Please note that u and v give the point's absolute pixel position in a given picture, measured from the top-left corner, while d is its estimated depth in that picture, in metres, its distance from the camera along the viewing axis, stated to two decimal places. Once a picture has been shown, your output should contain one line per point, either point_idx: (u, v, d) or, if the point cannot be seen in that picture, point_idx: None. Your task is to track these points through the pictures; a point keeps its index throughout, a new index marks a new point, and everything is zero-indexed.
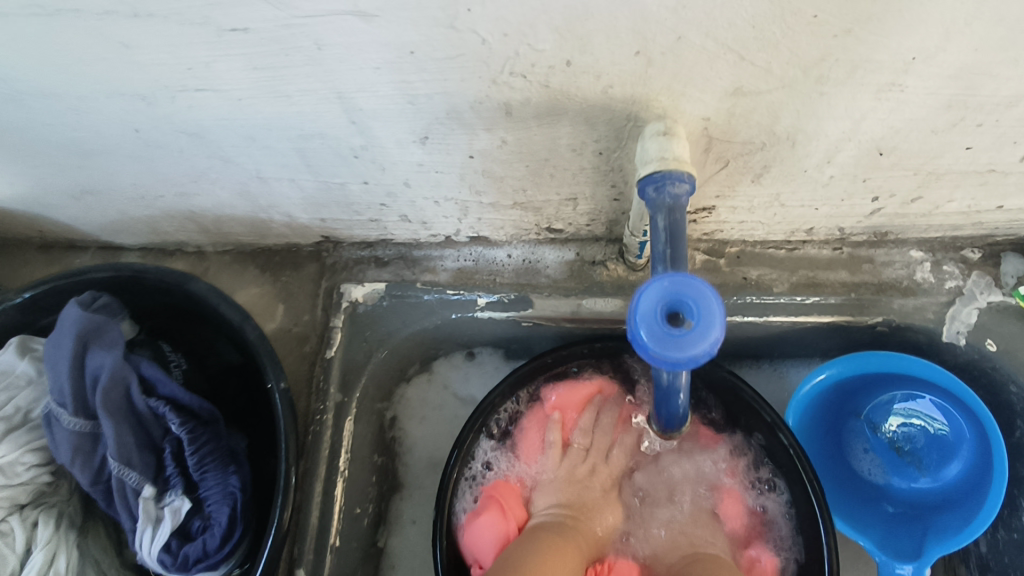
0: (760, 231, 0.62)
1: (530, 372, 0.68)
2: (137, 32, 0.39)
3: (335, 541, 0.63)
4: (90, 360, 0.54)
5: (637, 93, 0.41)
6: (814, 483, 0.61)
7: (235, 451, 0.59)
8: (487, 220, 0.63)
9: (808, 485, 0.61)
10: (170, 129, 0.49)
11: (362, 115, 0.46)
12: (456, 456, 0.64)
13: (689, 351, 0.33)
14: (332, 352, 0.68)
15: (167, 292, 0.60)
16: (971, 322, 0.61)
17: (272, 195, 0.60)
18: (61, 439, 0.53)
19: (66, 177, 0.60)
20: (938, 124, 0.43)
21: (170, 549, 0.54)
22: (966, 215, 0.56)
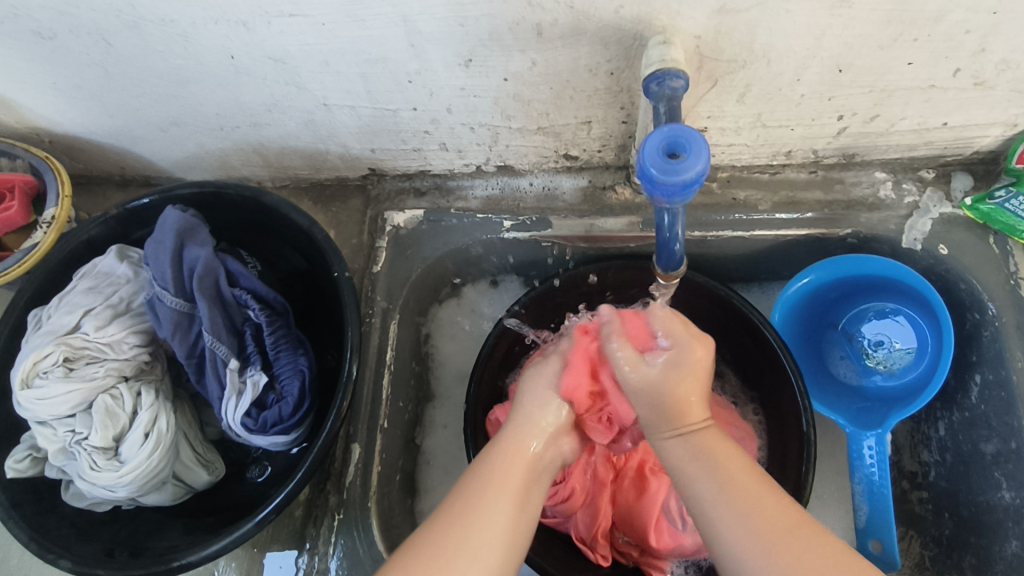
0: (746, 155, 0.73)
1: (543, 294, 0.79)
2: None
3: (384, 423, 0.73)
4: (186, 253, 0.65)
5: (643, 12, 0.52)
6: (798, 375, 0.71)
7: (302, 339, 0.70)
8: (514, 148, 0.74)
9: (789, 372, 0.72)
10: (258, 56, 0.61)
11: (421, 38, 0.57)
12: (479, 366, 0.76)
13: (681, 176, 0.41)
14: (378, 268, 0.79)
15: (244, 207, 0.72)
16: (926, 230, 0.72)
17: (333, 124, 0.71)
18: (163, 316, 0.64)
19: (159, 109, 0.70)
20: (882, 40, 0.54)
21: (250, 414, 0.65)
22: (918, 133, 0.67)
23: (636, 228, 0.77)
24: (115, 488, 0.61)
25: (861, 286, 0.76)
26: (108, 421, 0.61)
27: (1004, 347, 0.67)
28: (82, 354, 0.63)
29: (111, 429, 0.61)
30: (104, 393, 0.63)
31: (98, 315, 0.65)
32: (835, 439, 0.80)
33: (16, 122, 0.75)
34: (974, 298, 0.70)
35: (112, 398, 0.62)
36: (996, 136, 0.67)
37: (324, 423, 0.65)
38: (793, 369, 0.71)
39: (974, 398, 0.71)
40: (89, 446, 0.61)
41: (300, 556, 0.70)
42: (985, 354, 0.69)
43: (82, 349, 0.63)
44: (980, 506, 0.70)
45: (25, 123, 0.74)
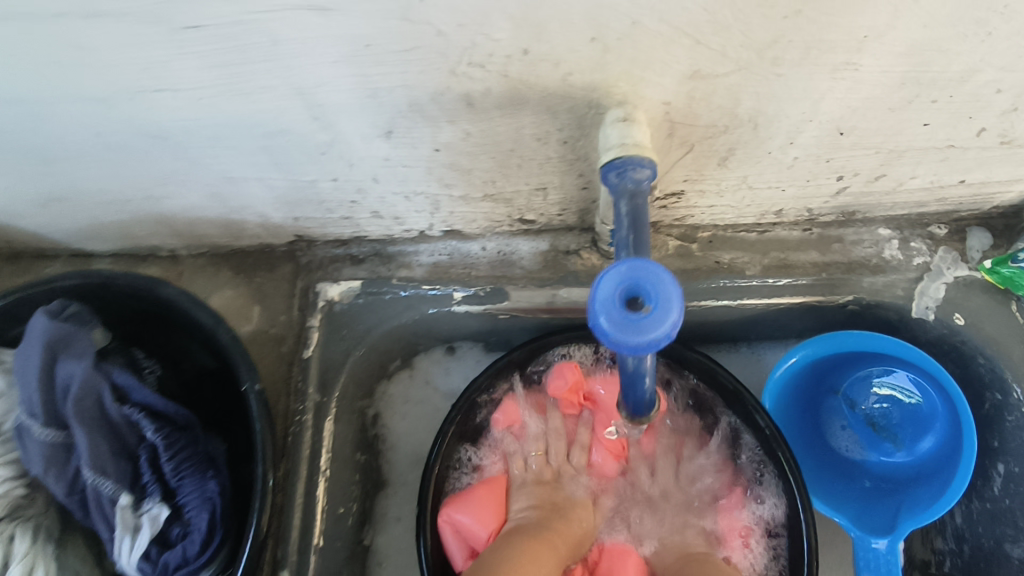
0: (730, 215, 0.63)
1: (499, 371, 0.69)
2: (93, 35, 0.39)
3: (319, 541, 0.63)
4: (60, 369, 0.53)
5: (596, 80, 0.41)
6: (794, 466, 0.62)
7: (213, 456, 0.59)
8: (460, 214, 0.63)
9: (784, 464, 0.63)
10: (133, 133, 0.49)
11: (326, 110, 0.45)
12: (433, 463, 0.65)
13: (643, 344, 0.31)
14: (308, 352, 0.67)
15: (138, 298, 0.60)
16: (939, 296, 0.62)
17: (242, 195, 0.60)
18: (32, 450, 0.53)
19: (30, 185, 0.59)
20: (894, 102, 0.43)
21: (149, 557, 0.54)
22: (931, 191, 0.57)
23: None
24: None
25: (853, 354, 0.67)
26: None
27: None
28: None
29: None
30: None
31: None
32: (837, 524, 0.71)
33: None
34: (994, 375, 0.61)
35: None
36: (1020, 192, 0.57)
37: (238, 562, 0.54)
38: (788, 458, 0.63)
39: (996, 490, 0.62)
40: None
41: None
42: (1009, 441, 0.60)
43: None
44: None
45: None
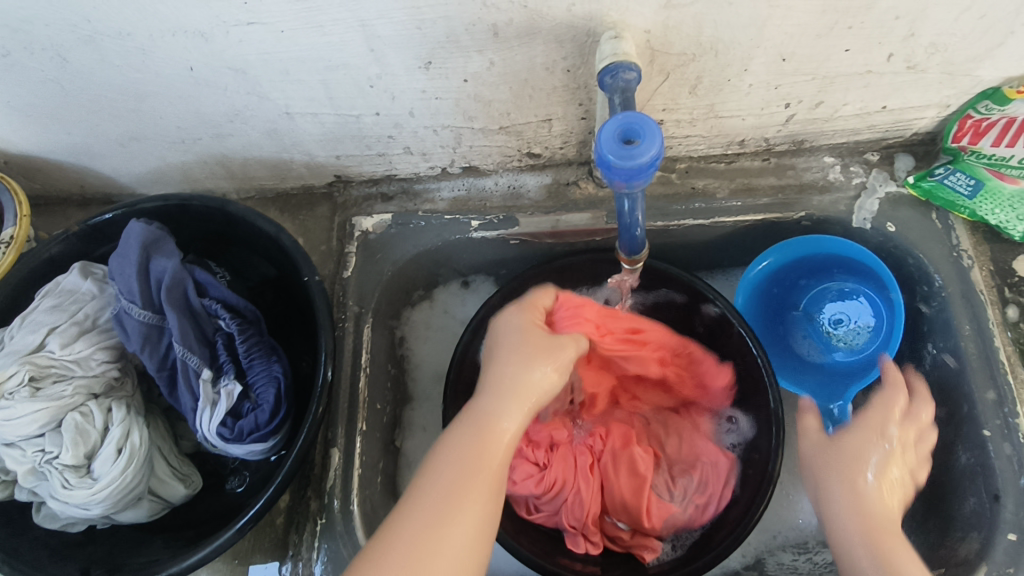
0: (702, 146, 0.76)
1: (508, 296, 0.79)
2: None
3: (364, 427, 0.73)
4: (153, 266, 0.65)
5: (594, 10, 0.54)
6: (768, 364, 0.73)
7: (275, 346, 0.70)
8: (477, 148, 0.75)
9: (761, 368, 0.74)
10: (217, 66, 0.61)
11: (380, 42, 0.58)
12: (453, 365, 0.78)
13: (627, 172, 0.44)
14: (349, 273, 0.79)
15: (209, 218, 0.71)
16: (874, 210, 0.75)
17: (297, 131, 0.72)
18: (131, 329, 0.64)
19: (117, 123, 0.70)
20: (820, 29, 0.57)
21: (226, 424, 0.64)
22: (861, 118, 0.71)
23: (599, 222, 0.78)
24: (89, 505, 0.61)
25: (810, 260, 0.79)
26: (79, 438, 0.61)
27: (951, 317, 0.71)
28: (48, 372, 0.62)
29: (82, 447, 0.61)
30: (74, 411, 0.62)
31: (64, 332, 0.65)
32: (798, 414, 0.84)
33: None
34: (921, 271, 0.74)
35: (82, 415, 0.62)
36: (931, 118, 0.71)
37: (301, 430, 0.64)
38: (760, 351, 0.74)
39: (927, 366, 0.74)
40: (60, 464, 0.60)
41: (284, 564, 0.70)
42: (936, 324, 0.73)
43: (48, 368, 0.63)
44: (940, 467, 0.72)
45: None
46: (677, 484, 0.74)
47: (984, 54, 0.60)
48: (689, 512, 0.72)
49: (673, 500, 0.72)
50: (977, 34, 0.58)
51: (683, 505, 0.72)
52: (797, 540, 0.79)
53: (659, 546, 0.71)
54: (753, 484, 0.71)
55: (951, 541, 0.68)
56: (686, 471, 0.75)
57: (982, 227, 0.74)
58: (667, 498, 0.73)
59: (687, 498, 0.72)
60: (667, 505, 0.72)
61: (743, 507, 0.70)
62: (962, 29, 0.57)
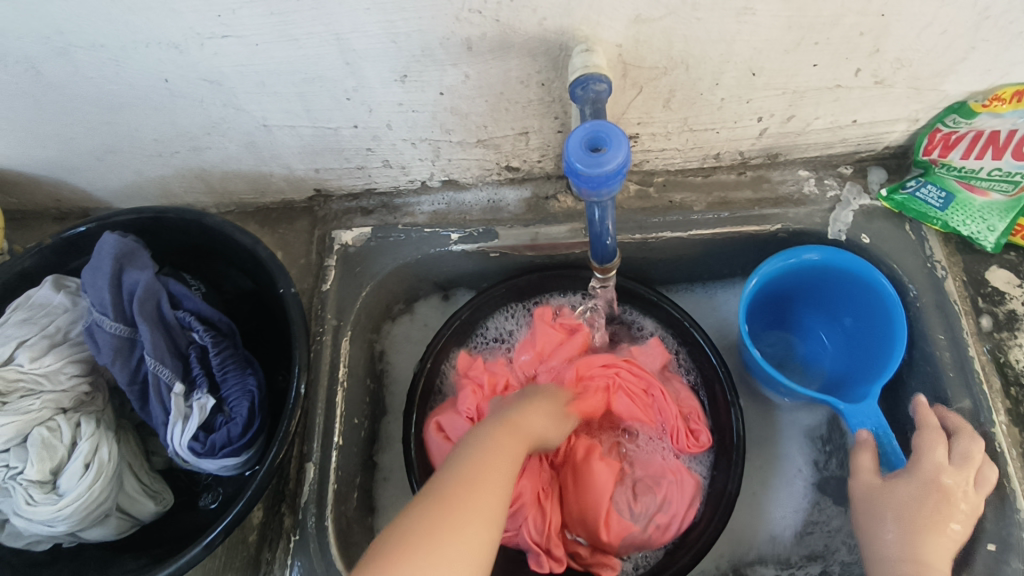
0: (678, 159, 0.76)
1: (474, 310, 0.82)
2: None
3: (339, 441, 0.72)
4: (126, 277, 0.64)
5: (565, 24, 0.55)
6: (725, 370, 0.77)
7: (250, 359, 0.69)
8: (456, 161, 0.76)
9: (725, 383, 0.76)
10: (192, 78, 0.61)
11: (356, 56, 0.58)
12: (424, 366, 0.79)
13: (597, 176, 0.44)
14: (327, 286, 0.79)
15: (186, 232, 0.71)
16: (849, 222, 0.76)
17: (275, 145, 0.72)
18: (102, 342, 0.63)
19: (94, 136, 0.70)
20: (788, 44, 0.58)
21: (198, 438, 0.63)
22: (833, 132, 0.72)
23: (579, 234, 0.79)
24: (53, 522, 0.59)
25: (875, 311, 0.74)
26: (45, 453, 0.59)
27: (925, 326, 0.72)
28: (16, 387, 0.62)
29: (49, 462, 0.59)
30: (41, 426, 0.61)
31: (33, 346, 0.64)
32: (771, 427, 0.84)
33: None
34: (896, 283, 0.74)
35: (48, 430, 0.61)
36: (902, 131, 0.72)
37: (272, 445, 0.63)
38: (720, 364, 0.77)
39: (904, 375, 0.74)
40: (24, 480, 0.58)
41: None
42: (912, 335, 0.73)
43: (17, 381, 0.62)
44: None
45: None
46: (638, 500, 0.72)
47: (949, 68, 0.62)
48: (649, 531, 0.71)
49: (633, 518, 0.71)
50: (941, 49, 0.59)
51: (642, 524, 0.71)
52: (777, 553, 0.78)
53: (618, 564, 0.71)
54: (712, 503, 0.73)
55: None
56: (649, 488, 0.73)
57: (955, 239, 0.75)
58: (626, 515, 0.71)
59: (647, 516, 0.71)
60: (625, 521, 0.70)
61: (702, 528, 0.71)
62: (925, 44, 0.59)
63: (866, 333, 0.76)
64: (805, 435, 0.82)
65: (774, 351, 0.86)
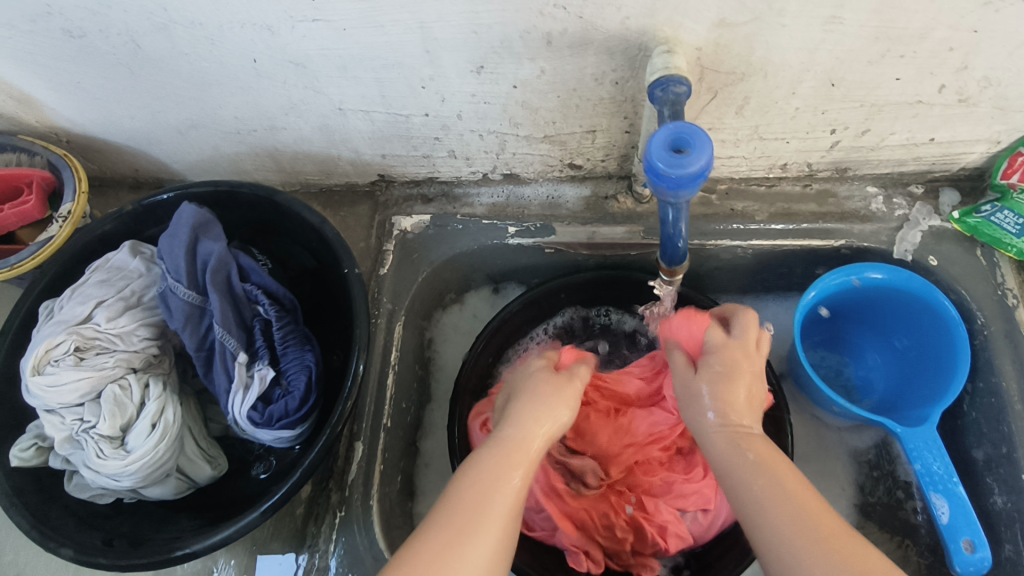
0: (744, 167, 0.76)
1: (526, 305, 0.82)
2: None
3: (388, 423, 0.74)
4: (200, 247, 0.66)
5: (647, 24, 0.55)
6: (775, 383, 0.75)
7: (309, 336, 0.71)
8: (520, 156, 0.77)
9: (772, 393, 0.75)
10: (278, 59, 0.63)
11: (436, 45, 0.60)
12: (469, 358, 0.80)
13: (680, 177, 0.44)
14: (385, 270, 0.80)
15: (256, 207, 0.73)
16: (916, 242, 0.74)
17: (347, 128, 0.74)
18: (175, 308, 0.65)
19: (179, 110, 0.73)
20: (872, 56, 0.57)
21: (257, 408, 0.65)
22: (907, 149, 0.70)
23: (636, 236, 0.79)
24: (119, 477, 0.61)
25: (933, 336, 0.72)
26: (116, 410, 0.62)
27: (993, 355, 0.69)
28: (92, 344, 0.64)
29: (119, 419, 0.62)
30: (113, 383, 0.63)
31: (110, 306, 0.66)
32: (817, 446, 0.82)
33: (36, 120, 0.76)
34: (963, 309, 0.72)
35: (121, 388, 0.63)
36: (980, 153, 0.70)
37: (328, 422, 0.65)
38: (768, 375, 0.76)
39: (965, 406, 0.72)
40: (96, 434, 0.61)
41: (300, 554, 0.70)
42: (977, 364, 0.71)
43: (93, 340, 0.64)
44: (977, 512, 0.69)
45: (44, 120, 0.76)
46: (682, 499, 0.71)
47: None
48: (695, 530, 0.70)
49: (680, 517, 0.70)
50: None
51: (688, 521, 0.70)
52: None
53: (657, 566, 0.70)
54: None
55: None
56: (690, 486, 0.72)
57: None
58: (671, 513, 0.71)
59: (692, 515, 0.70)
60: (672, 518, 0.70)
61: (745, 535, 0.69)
62: (1017, 64, 0.57)
63: (920, 360, 0.74)
64: (851, 456, 0.81)
65: (824, 367, 0.84)
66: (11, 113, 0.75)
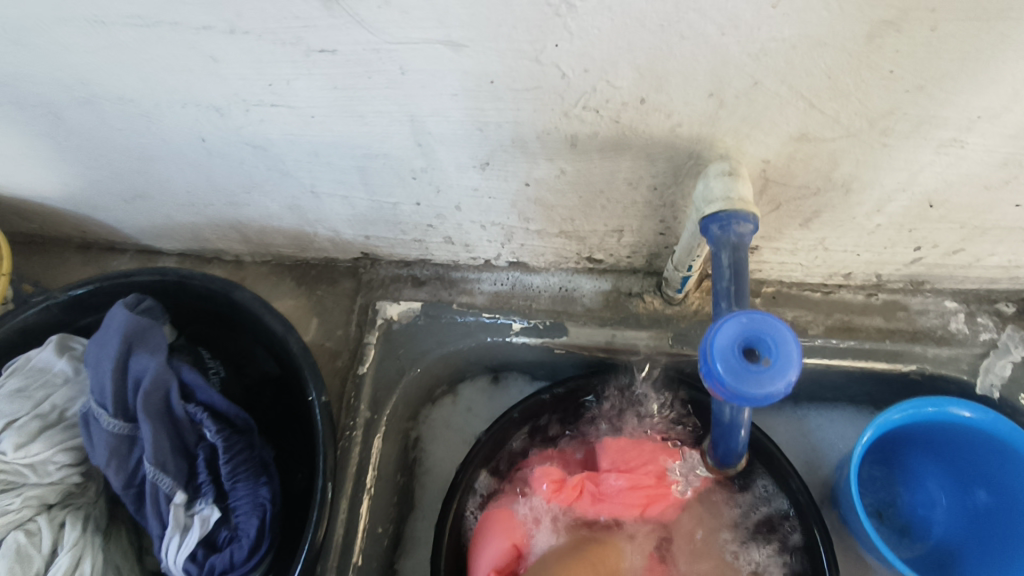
0: (798, 273, 0.63)
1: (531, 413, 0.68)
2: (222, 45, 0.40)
3: (359, 561, 0.62)
4: (133, 363, 0.54)
5: (704, 133, 0.42)
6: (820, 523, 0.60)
7: (267, 462, 0.59)
8: (530, 247, 0.64)
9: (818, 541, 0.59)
10: (233, 141, 0.50)
11: (430, 139, 0.47)
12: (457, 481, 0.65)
13: (760, 396, 0.33)
14: (365, 368, 0.68)
15: (210, 299, 0.61)
16: (1004, 375, 0.61)
17: (323, 210, 0.61)
18: (98, 439, 0.53)
19: (119, 180, 0.60)
20: (991, 181, 0.44)
21: (195, 558, 0.54)
22: (1004, 269, 0.58)
23: (664, 343, 0.66)
24: None
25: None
26: (18, 568, 0.50)
27: None
28: None
29: None
30: (18, 529, 0.52)
31: (22, 429, 0.54)
32: None
33: None
34: None
35: (26, 535, 0.52)
36: None
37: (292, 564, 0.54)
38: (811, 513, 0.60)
39: None
40: None
41: None
42: None
43: None
44: None
45: None
46: None
47: None
48: None
49: None
50: None
51: None
52: None
53: None
54: None
55: None
56: None
57: None
58: None
59: None
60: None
61: None
62: None
63: (1000, 518, 0.62)
64: None
65: (872, 496, 0.70)
66: None
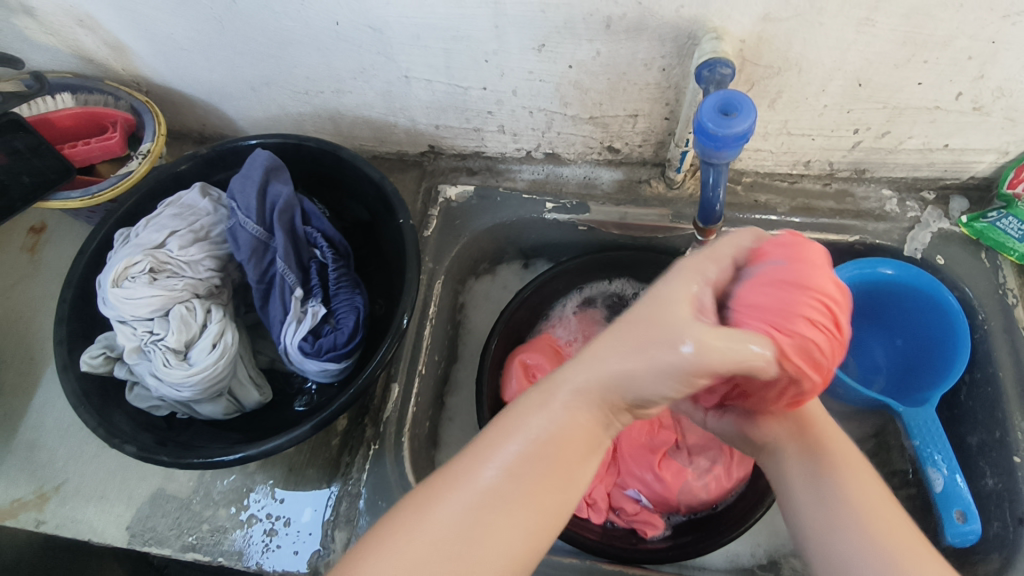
0: (769, 162, 0.82)
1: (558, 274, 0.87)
2: None
3: (422, 370, 0.80)
4: (270, 189, 0.73)
5: (699, 13, 0.61)
6: None
7: (359, 282, 0.77)
8: (565, 135, 0.83)
9: None
10: (358, 24, 0.70)
11: (506, 20, 0.66)
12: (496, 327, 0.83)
13: (728, 135, 0.53)
14: (429, 232, 0.87)
15: (320, 161, 0.80)
16: (926, 242, 0.80)
17: (408, 96, 0.80)
18: (242, 241, 0.72)
19: (253, 67, 0.79)
20: (898, 59, 0.63)
21: (307, 340, 0.71)
22: (922, 154, 0.77)
23: (667, 218, 0.85)
24: (181, 387, 0.67)
25: (936, 329, 0.77)
26: (183, 327, 0.68)
27: (992, 349, 0.75)
28: (164, 267, 0.71)
29: (184, 335, 0.68)
30: (181, 304, 0.70)
31: (182, 237, 0.73)
32: None
33: (123, 68, 0.83)
34: (966, 306, 0.78)
35: (187, 309, 0.69)
36: (989, 163, 0.77)
37: (366, 367, 0.67)
38: None
39: (961, 396, 0.78)
40: (164, 346, 0.67)
41: (333, 483, 0.75)
42: (977, 358, 0.77)
43: (164, 264, 0.71)
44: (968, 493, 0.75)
45: (129, 68, 0.82)
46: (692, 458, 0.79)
47: None
48: (707, 485, 0.77)
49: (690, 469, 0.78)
50: None
51: (702, 479, 0.77)
52: None
53: (661, 525, 0.78)
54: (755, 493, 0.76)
55: (966, 561, 0.71)
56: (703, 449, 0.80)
57: None
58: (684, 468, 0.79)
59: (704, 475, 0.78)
60: (670, 484, 0.77)
61: (748, 503, 0.75)
62: None
63: (924, 353, 0.80)
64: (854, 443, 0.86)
65: None
66: (102, 59, 0.82)
